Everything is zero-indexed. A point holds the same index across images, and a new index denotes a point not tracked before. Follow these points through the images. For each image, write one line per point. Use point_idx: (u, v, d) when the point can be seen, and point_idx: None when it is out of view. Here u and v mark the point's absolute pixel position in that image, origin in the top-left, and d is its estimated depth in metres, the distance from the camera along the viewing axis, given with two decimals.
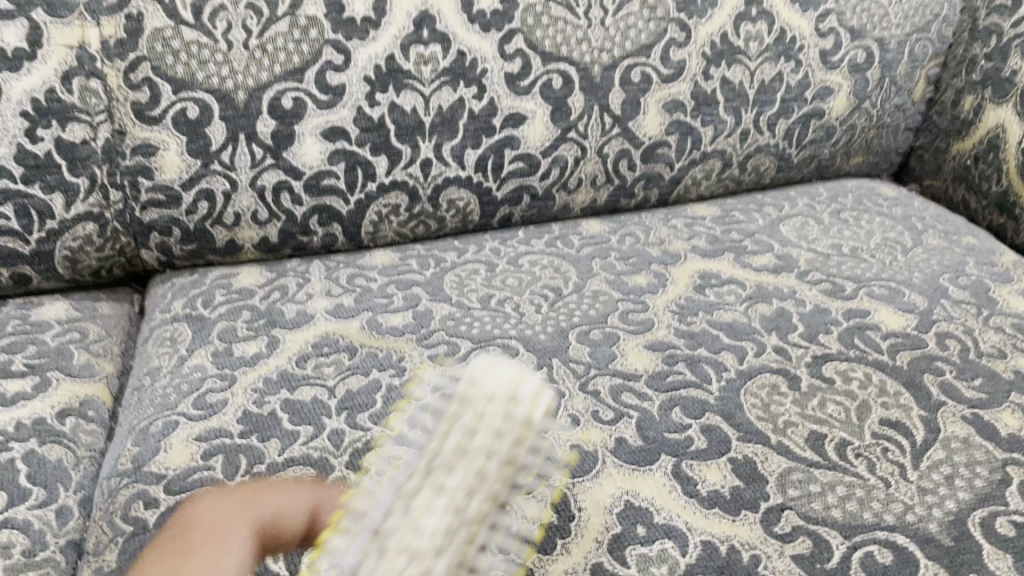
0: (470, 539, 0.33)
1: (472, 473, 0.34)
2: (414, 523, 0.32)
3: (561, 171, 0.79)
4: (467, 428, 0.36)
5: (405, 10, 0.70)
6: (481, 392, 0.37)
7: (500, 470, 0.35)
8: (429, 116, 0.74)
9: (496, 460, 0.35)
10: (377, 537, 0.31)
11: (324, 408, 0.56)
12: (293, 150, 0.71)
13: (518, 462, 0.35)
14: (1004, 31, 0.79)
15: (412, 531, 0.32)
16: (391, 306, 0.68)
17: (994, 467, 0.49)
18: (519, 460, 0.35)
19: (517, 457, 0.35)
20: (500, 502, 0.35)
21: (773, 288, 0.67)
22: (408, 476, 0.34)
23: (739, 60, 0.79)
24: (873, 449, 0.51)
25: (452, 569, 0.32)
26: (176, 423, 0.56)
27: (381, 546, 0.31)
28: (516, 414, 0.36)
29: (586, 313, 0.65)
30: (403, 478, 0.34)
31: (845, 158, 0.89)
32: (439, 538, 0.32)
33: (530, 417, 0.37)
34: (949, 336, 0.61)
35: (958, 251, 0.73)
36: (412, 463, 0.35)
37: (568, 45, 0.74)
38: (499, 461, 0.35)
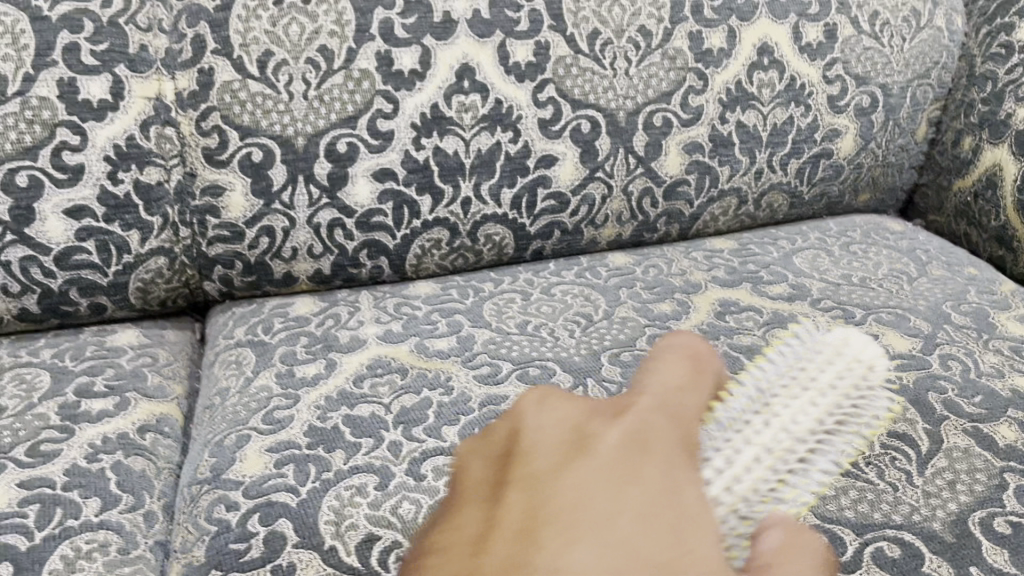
0: (815, 446, 0.36)
1: (827, 398, 0.37)
2: (780, 416, 0.36)
3: (590, 208, 0.85)
4: (818, 365, 0.39)
5: (448, 64, 0.78)
6: (850, 349, 0.41)
7: (843, 406, 0.38)
8: (470, 158, 0.80)
9: (843, 397, 0.38)
10: (747, 418, 0.35)
11: (382, 422, 0.62)
12: (346, 190, 0.78)
13: (855, 407, 0.38)
14: (999, 78, 0.86)
15: (781, 421, 0.35)
16: (435, 332, 0.74)
17: (992, 473, 0.55)
18: (856, 406, 0.38)
19: (854, 404, 0.38)
20: (839, 431, 0.37)
21: (788, 315, 0.73)
22: (772, 385, 0.38)
23: (753, 106, 0.86)
24: (882, 457, 0.56)
25: (802, 457, 0.35)
26: (248, 437, 0.63)
27: (753, 422, 0.35)
28: (858, 371, 0.40)
29: (615, 338, 0.72)
30: (766, 386, 0.38)
31: (853, 195, 0.95)
32: (800, 432, 0.35)
33: (867, 379, 0.40)
34: (952, 358, 0.66)
35: (959, 281, 0.79)
36: (771, 377, 0.38)
37: (596, 93, 0.82)
38: (843, 398, 0.38)
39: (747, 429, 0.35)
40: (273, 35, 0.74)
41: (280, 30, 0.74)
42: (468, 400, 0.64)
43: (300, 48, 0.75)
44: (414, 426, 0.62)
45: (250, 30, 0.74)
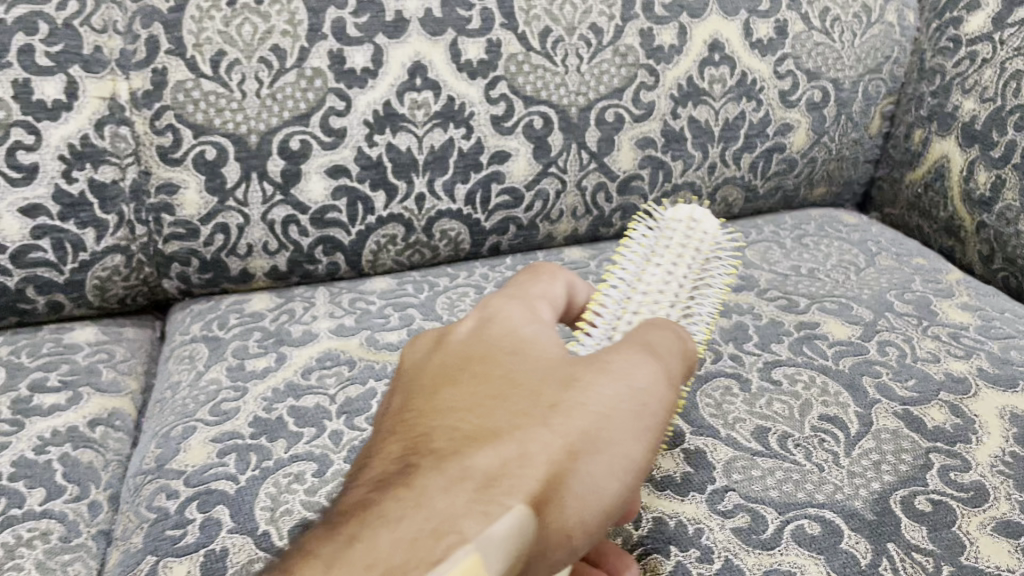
0: (686, 297, 0.52)
1: (685, 262, 0.53)
2: (656, 280, 0.52)
3: (544, 204, 0.87)
4: (674, 245, 0.54)
5: (400, 61, 0.79)
6: (693, 228, 0.54)
7: (697, 265, 0.53)
8: (423, 154, 0.81)
9: (695, 260, 0.53)
10: (636, 290, 0.52)
11: (325, 412, 0.63)
12: (300, 187, 0.79)
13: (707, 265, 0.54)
14: (946, 71, 0.87)
15: (656, 285, 0.52)
16: (387, 325, 0.75)
17: (918, 453, 0.56)
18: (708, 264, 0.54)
19: (706, 263, 0.54)
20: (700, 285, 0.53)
21: (733, 305, 0.74)
22: (643, 264, 0.54)
23: (704, 101, 0.87)
24: (811, 439, 0.57)
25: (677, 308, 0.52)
26: (194, 428, 0.63)
27: (640, 293, 0.52)
28: (702, 239, 0.54)
29: None
30: (642, 265, 0.54)
31: (809, 189, 0.97)
32: (670, 287, 0.52)
33: (711, 240, 0.54)
34: (890, 344, 0.67)
35: (907, 271, 0.80)
36: (642, 261, 0.54)
37: (548, 90, 0.83)
38: (696, 262, 0.53)
39: (639, 304, 0.51)
40: (226, 35, 0.75)
41: (233, 30, 0.75)
42: None
43: (252, 47, 0.75)
44: (357, 415, 0.63)
45: (203, 30, 0.74)
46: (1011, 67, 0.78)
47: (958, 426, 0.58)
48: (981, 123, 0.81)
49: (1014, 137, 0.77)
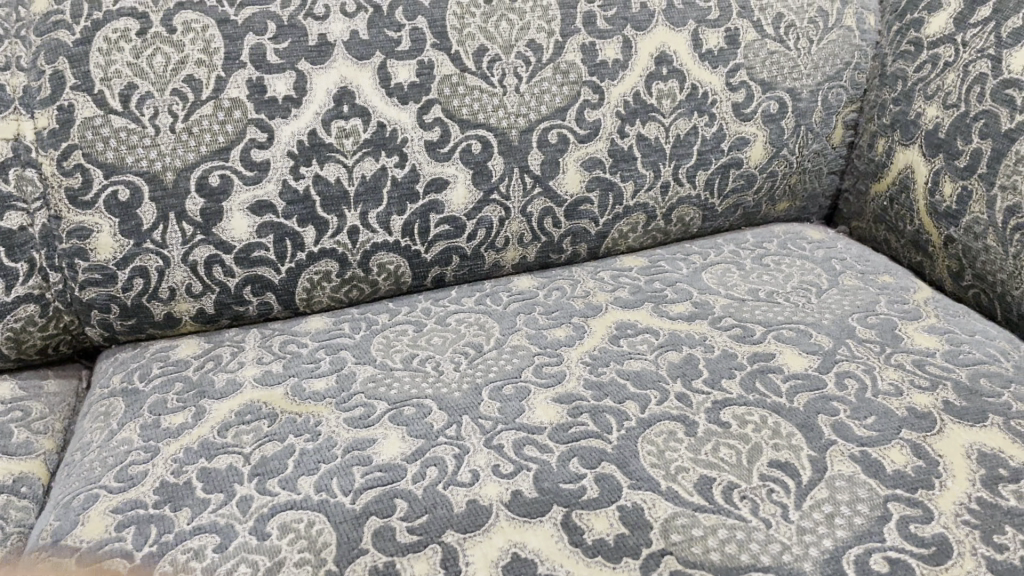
0: None
1: None
2: None
3: (487, 232, 0.82)
4: None
5: (325, 88, 0.74)
6: None
7: None
8: (354, 185, 0.77)
9: None
10: None
11: (237, 475, 0.58)
12: (222, 226, 0.74)
13: None
14: (909, 76, 0.82)
15: None
16: (316, 371, 0.70)
17: (875, 503, 0.51)
18: None
19: None
20: None
21: (684, 336, 0.69)
22: None
23: (653, 117, 0.82)
24: (758, 490, 0.52)
25: None
26: (96, 496, 0.58)
27: None
28: None
29: (502, 368, 0.67)
30: None
31: (771, 204, 0.92)
32: None
33: None
34: (849, 375, 0.62)
35: (872, 291, 0.75)
36: None
37: (485, 112, 0.78)
38: None
39: None
40: (137, 67, 0.70)
41: (144, 62, 0.70)
42: (333, 446, 0.60)
43: (165, 79, 0.70)
44: (270, 477, 0.57)
45: (111, 62, 0.69)
46: (975, 71, 0.73)
47: (920, 469, 0.53)
48: (945, 131, 0.76)
49: (980, 145, 0.72)
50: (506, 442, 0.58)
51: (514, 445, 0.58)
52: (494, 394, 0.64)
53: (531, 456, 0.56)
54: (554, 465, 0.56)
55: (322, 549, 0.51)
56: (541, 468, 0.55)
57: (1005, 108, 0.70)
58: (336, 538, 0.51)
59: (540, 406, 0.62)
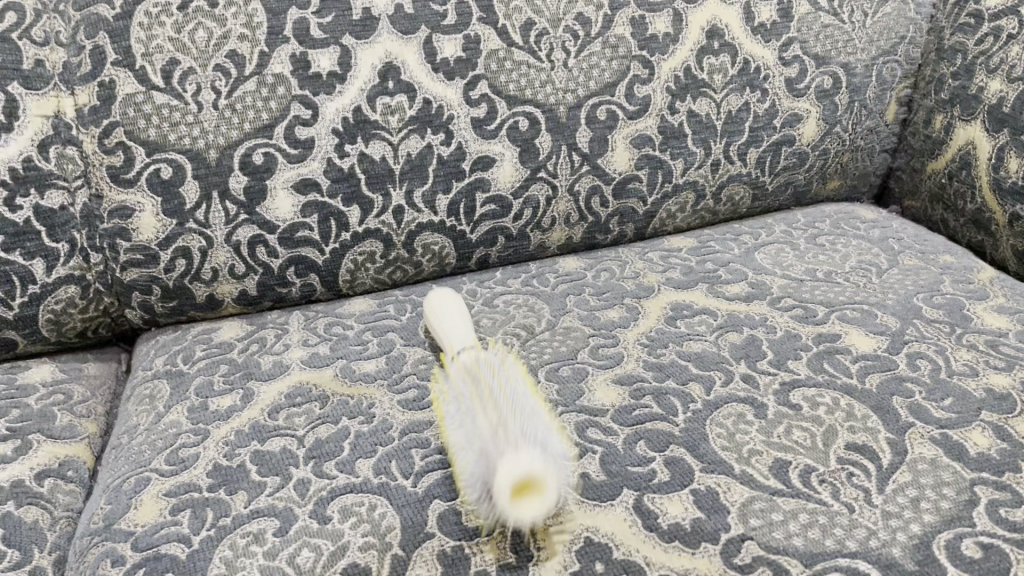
0: None
1: None
2: None
3: (534, 212, 0.80)
4: None
5: (370, 64, 0.72)
6: None
7: None
8: (399, 163, 0.75)
9: None
10: None
11: (292, 458, 0.56)
12: (266, 205, 0.72)
13: None
14: (968, 49, 0.79)
15: None
16: (364, 353, 0.68)
17: (962, 487, 0.49)
18: None
19: None
20: None
21: (743, 316, 0.68)
22: None
23: (704, 93, 0.80)
24: (838, 474, 0.50)
25: None
26: (147, 479, 0.56)
27: None
28: None
29: (557, 350, 0.65)
30: None
31: (821, 182, 0.89)
32: None
33: None
34: (921, 356, 0.60)
35: (934, 270, 0.73)
36: None
37: (533, 88, 0.76)
38: None
39: None
40: (179, 42, 0.68)
41: (186, 36, 0.68)
42: (388, 428, 0.58)
43: (207, 54, 0.68)
44: (326, 460, 0.55)
45: (152, 37, 0.67)
46: None
47: (1005, 452, 0.51)
48: (1009, 105, 0.74)
49: None
50: (568, 425, 0.56)
51: (577, 428, 0.56)
52: (551, 376, 0.62)
53: (596, 439, 0.55)
54: (620, 448, 0.54)
55: (386, 533, 0.49)
56: (607, 451, 0.53)
57: None
58: (400, 522, 0.49)
59: (601, 388, 0.60)
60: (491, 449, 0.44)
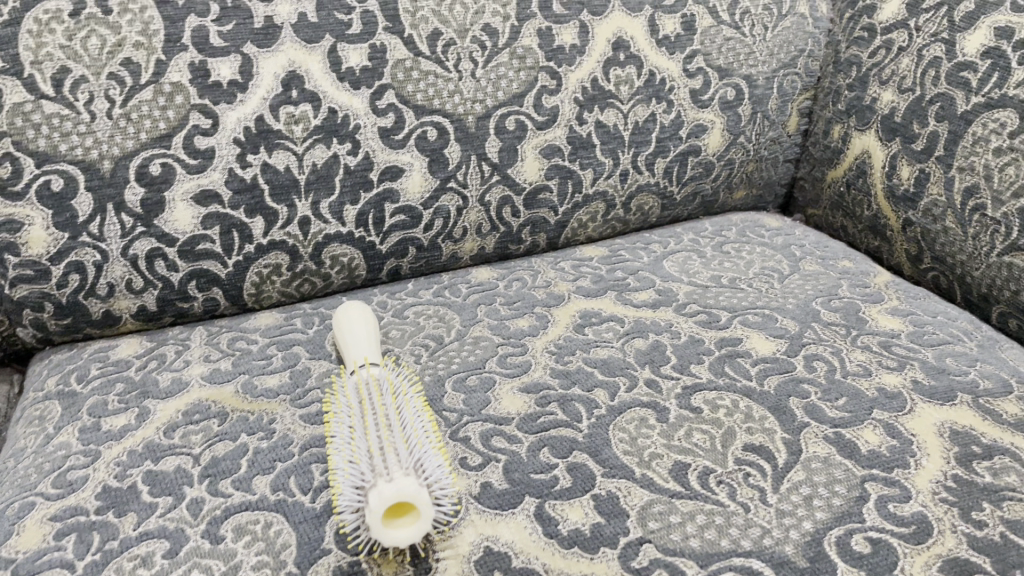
0: None
1: None
2: None
3: (445, 222, 0.79)
4: None
5: (273, 72, 0.71)
6: None
7: None
8: (304, 174, 0.73)
9: None
10: None
11: (186, 477, 0.54)
12: (163, 217, 0.70)
13: None
14: (862, 62, 0.82)
15: None
16: (267, 368, 0.66)
17: (853, 484, 0.50)
18: None
19: None
20: None
21: (650, 323, 0.69)
22: None
23: (611, 104, 0.81)
24: (734, 475, 0.51)
25: None
26: (32, 504, 0.53)
27: None
28: None
29: (465, 360, 0.64)
30: None
31: (728, 192, 0.91)
32: None
33: None
34: (818, 358, 0.62)
35: (833, 275, 0.75)
36: None
37: (441, 98, 0.76)
38: None
39: None
40: (70, 50, 0.65)
41: (78, 44, 0.65)
42: (289, 443, 0.57)
43: (100, 62, 0.66)
44: (222, 478, 0.54)
45: (42, 45, 0.64)
46: (930, 54, 0.74)
47: (895, 449, 0.52)
48: (900, 115, 0.77)
49: (936, 127, 0.73)
50: (472, 434, 0.55)
51: (481, 437, 0.55)
52: (458, 385, 0.61)
53: (500, 448, 0.54)
54: (524, 455, 0.53)
55: (281, 551, 0.47)
56: (511, 459, 0.53)
57: (960, 91, 0.71)
58: (296, 539, 0.48)
59: (507, 396, 0.59)
60: (371, 466, 0.44)
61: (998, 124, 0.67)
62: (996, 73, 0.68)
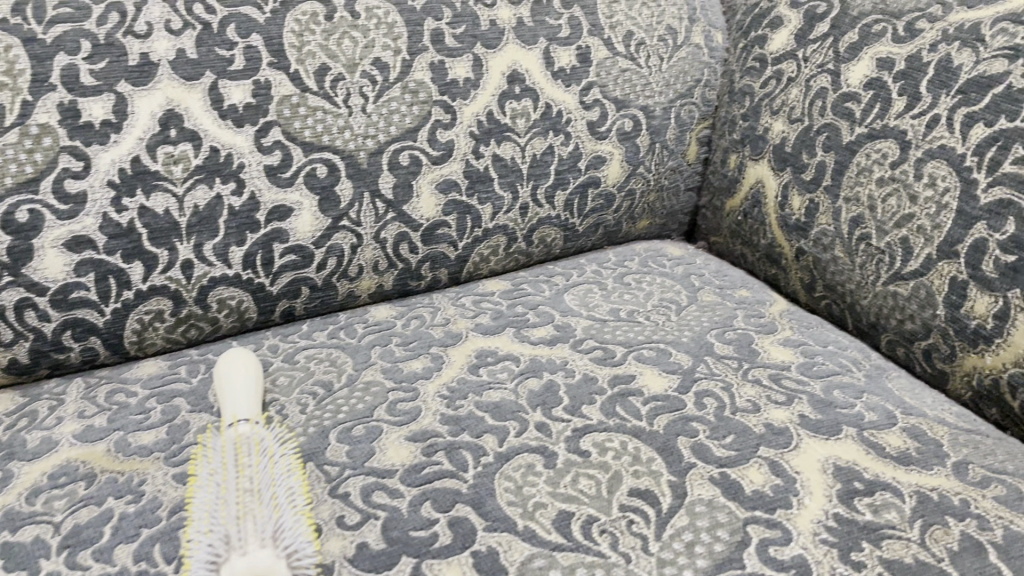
0: None
1: None
2: None
3: (338, 261, 0.77)
4: None
5: (149, 111, 0.68)
6: None
7: None
8: (185, 216, 0.70)
9: None
10: None
11: (44, 549, 0.51)
12: (33, 265, 0.66)
13: None
14: (755, 92, 0.83)
15: None
16: (144, 423, 0.63)
17: (735, 527, 0.49)
18: None
19: None
20: None
21: (545, 361, 0.67)
22: None
23: (508, 137, 0.80)
24: (618, 523, 0.50)
25: None
26: None
27: None
28: None
29: (353, 408, 0.62)
30: None
31: (631, 222, 0.91)
32: None
33: None
34: (709, 394, 0.62)
35: (729, 306, 0.76)
36: None
37: (330, 134, 0.74)
38: None
39: None
40: None
41: None
42: (158, 507, 0.54)
43: None
44: (82, 549, 0.51)
45: None
46: (816, 85, 0.75)
47: (778, 488, 0.52)
48: (790, 145, 0.77)
49: (824, 157, 0.74)
50: (352, 490, 0.53)
51: (362, 493, 0.53)
52: (342, 437, 0.58)
53: (381, 503, 0.52)
54: (404, 511, 0.51)
55: None
56: (390, 516, 0.51)
57: (845, 121, 0.72)
58: None
59: (392, 446, 0.57)
60: (226, 536, 0.42)
61: (880, 154, 0.68)
62: (878, 104, 0.69)
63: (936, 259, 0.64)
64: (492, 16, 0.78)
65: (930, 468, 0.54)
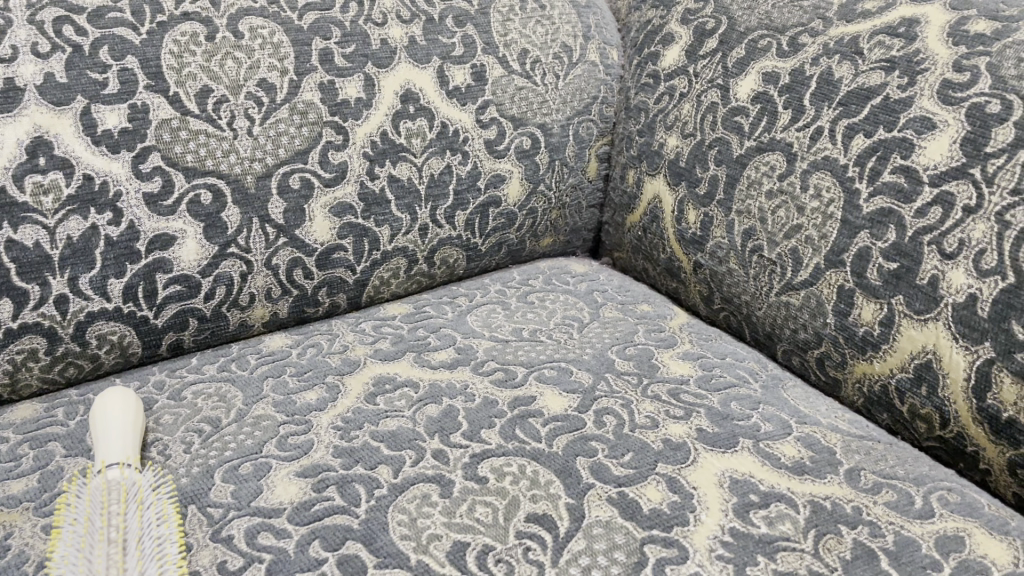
0: None
1: None
2: None
3: (227, 290, 0.74)
4: None
5: (15, 139, 0.63)
6: None
7: None
8: (58, 248, 0.66)
9: None
10: None
11: None
12: None
13: None
14: (649, 108, 0.84)
15: None
16: (14, 472, 0.59)
17: (632, 549, 0.48)
18: None
19: None
20: None
21: (444, 386, 0.66)
22: None
23: (404, 157, 0.79)
24: (514, 551, 0.48)
25: None
26: None
27: None
28: None
29: (241, 445, 0.59)
30: None
31: (534, 240, 0.91)
32: None
33: None
34: (608, 412, 0.61)
35: (630, 321, 0.76)
36: None
37: (215, 158, 0.71)
38: None
39: None
40: None
41: None
42: (24, 561, 0.50)
43: None
44: None
45: None
46: (707, 99, 0.76)
47: (675, 505, 0.52)
48: (684, 160, 0.78)
49: (716, 171, 0.74)
50: (237, 533, 0.50)
51: (247, 535, 0.50)
52: (228, 476, 0.56)
53: (266, 546, 0.49)
54: (291, 552, 0.49)
55: None
56: (275, 559, 0.48)
57: (735, 135, 0.73)
58: None
59: (280, 483, 0.55)
60: None
61: (768, 167, 0.69)
62: (765, 117, 0.70)
63: (825, 268, 0.65)
64: (382, 35, 0.77)
65: (823, 477, 0.54)
